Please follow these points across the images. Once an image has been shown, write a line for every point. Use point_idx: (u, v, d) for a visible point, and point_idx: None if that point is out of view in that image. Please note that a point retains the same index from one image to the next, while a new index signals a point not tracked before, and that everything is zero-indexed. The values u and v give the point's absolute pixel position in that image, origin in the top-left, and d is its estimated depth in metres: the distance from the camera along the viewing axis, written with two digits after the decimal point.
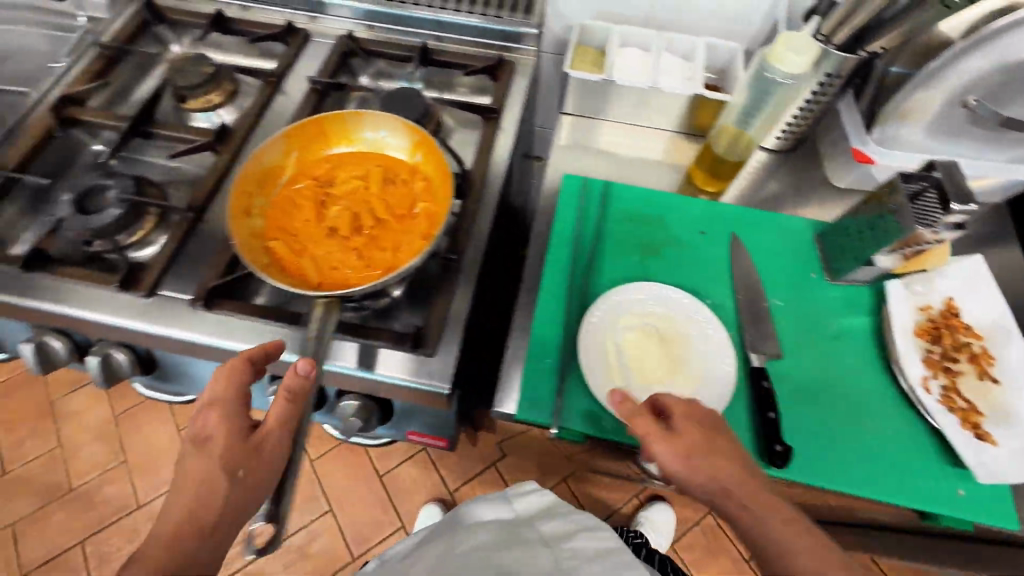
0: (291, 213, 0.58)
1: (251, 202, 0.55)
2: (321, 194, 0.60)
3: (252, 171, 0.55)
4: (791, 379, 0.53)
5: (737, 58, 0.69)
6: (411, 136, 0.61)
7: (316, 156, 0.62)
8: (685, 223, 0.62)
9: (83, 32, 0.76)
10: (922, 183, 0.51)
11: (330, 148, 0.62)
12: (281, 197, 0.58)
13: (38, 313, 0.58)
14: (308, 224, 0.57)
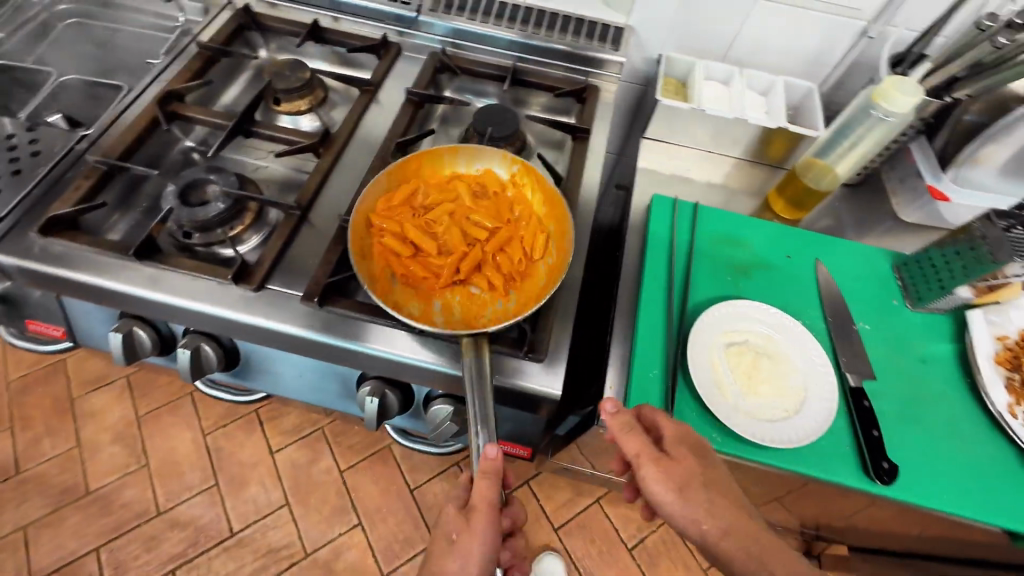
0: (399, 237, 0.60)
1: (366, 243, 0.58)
2: (424, 211, 0.62)
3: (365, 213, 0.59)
4: (886, 399, 0.55)
5: (813, 95, 0.74)
6: (511, 167, 0.65)
7: (411, 185, 0.64)
8: (772, 246, 0.65)
9: (180, 33, 0.78)
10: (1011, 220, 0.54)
11: (425, 179, 0.65)
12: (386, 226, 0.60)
13: (138, 301, 0.57)
14: (420, 241, 0.59)
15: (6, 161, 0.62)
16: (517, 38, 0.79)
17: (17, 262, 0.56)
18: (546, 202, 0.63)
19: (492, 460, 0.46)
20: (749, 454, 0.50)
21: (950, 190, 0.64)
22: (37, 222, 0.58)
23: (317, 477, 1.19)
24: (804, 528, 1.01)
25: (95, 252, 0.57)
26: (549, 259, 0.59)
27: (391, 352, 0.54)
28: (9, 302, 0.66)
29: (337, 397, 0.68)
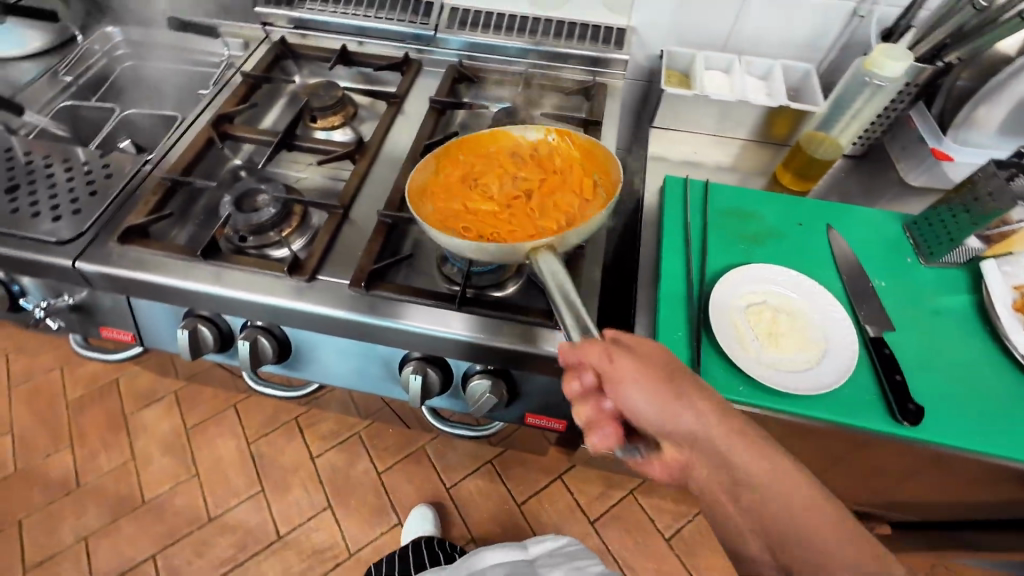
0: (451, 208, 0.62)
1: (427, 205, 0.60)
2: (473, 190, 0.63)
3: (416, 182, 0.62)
4: (907, 349, 0.57)
5: (811, 75, 0.78)
6: (541, 132, 0.67)
7: (453, 162, 0.66)
8: (782, 216, 0.68)
9: (226, 66, 0.87)
10: (1013, 169, 0.57)
11: (464, 159, 0.66)
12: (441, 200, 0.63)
13: (203, 297, 0.64)
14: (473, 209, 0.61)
15: (84, 183, 0.71)
16: (528, 46, 0.85)
17: (100, 269, 0.63)
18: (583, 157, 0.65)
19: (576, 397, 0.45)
20: (775, 404, 0.53)
21: (952, 150, 0.67)
22: (115, 233, 0.66)
23: (355, 479, 1.22)
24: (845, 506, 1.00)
25: (165, 257, 0.64)
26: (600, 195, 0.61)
27: (433, 327, 0.59)
28: (87, 310, 0.74)
29: (381, 382, 0.73)
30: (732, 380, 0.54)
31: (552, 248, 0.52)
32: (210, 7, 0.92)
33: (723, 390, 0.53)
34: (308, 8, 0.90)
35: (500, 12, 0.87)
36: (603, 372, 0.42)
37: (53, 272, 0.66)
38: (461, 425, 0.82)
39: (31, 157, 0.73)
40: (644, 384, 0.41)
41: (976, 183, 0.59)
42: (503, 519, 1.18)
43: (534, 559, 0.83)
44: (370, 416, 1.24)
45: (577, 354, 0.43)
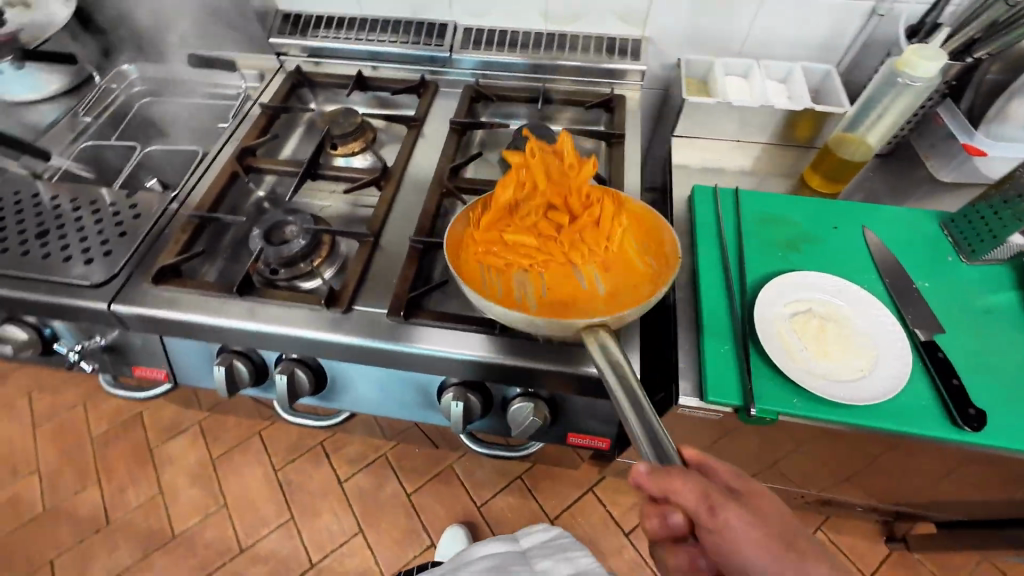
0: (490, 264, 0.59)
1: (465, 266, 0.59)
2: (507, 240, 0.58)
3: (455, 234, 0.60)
4: (960, 351, 0.56)
5: (833, 75, 0.77)
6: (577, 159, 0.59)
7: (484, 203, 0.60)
8: (816, 220, 0.68)
9: (244, 98, 0.88)
10: None
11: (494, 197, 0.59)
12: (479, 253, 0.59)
13: (240, 334, 0.63)
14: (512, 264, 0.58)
15: (112, 225, 0.71)
16: (545, 61, 0.84)
17: (135, 311, 0.63)
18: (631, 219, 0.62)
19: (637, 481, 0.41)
20: (832, 416, 0.52)
21: (987, 146, 0.66)
22: (148, 273, 0.66)
23: (385, 502, 1.21)
24: (888, 507, 0.98)
25: (200, 295, 0.64)
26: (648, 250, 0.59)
27: (475, 352, 0.59)
28: (119, 350, 0.74)
29: (418, 408, 0.72)
30: (785, 393, 0.53)
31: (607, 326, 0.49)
32: (224, 40, 0.92)
33: (777, 403, 0.52)
34: (320, 35, 0.90)
35: (514, 29, 0.87)
36: (700, 521, 0.38)
37: (87, 316, 0.66)
38: (496, 445, 0.80)
39: (58, 201, 0.73)
40: (750, 540, 0.37)
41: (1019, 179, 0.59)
42: None
43: (525, 550, 0.72)
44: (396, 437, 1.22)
45: (660, 489, 0.38)
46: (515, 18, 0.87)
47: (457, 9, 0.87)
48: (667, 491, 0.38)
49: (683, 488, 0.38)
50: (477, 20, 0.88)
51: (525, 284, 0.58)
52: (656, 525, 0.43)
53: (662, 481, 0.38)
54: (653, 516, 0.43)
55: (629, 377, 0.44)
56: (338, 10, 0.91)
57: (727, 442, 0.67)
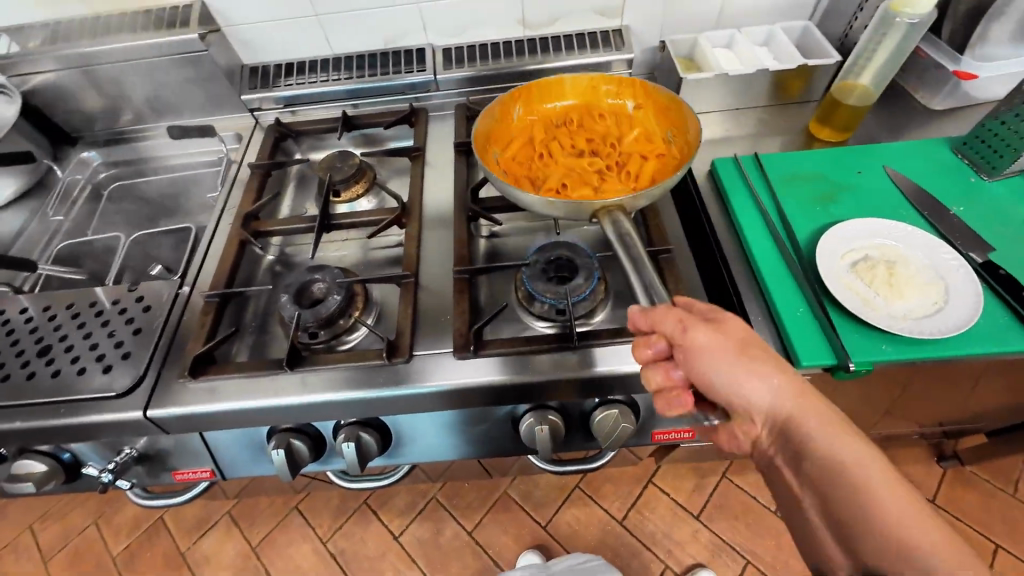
0: (527, 168, 0.66)
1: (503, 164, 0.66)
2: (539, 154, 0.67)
3: (484, 129, 0.66)
4: (1018, 263, 0.59)
5: (812, 31, 0.81)
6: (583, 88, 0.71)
7: (512, 126, 0.70)
8: (840, 169, 0.69)
9: (229, 163, 0.83)
10: None
11: (517, 121, 0.70)
12: (511, 163, 0.67)
13: (298, 408, 0.59)
14: (546, 167, 0.66)
15: (122, 325, 0.64)
16: (532, 66, 0.83)
17: (176, 412, 0.58)
18: (659, 108, 0.67)
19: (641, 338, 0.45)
20: (925, 352, 0.52)
21: (975, 68, 0.71)
22: (181, 368, 0.60)
23: (447, 547, 1.15)
24: (939, 429, 1.01)
25: (244, 377, 0.59)
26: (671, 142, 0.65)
27: (554, 371, 0.57)
28: (154, 458, 0.67)
29: (491, 442, 0.69)
30: (874, 342, 0.53)
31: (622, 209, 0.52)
32: (191, 107, 0.87)
33: (871, 353, 0.52)
34: (292, 84, 0.85)
35: (493, 42, 0.86)
36: (675, 339, 0.43)
37: (119, 429, 0.59)
38: (574, 460, 0.75)
39: (51, 311, 0.66)
40: None
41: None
42: (609, 542, 1.13)
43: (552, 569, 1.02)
44: (443, 477, 1.17)
45: (649, 319, 0.44)
46: (491, 30, 0.86)
47: (431, 32, 0.85)
48: (653, 320, 0.44)
49: (663, 315, 0.43)
50: (453, 39, 0.87)
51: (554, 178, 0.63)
52: (642, 355, 0.46)
53: (650, 314, 0.44)
54: (638, 346, 0.46)
55: (632, 240, 0.49)
56: (305, 55, 0.88)
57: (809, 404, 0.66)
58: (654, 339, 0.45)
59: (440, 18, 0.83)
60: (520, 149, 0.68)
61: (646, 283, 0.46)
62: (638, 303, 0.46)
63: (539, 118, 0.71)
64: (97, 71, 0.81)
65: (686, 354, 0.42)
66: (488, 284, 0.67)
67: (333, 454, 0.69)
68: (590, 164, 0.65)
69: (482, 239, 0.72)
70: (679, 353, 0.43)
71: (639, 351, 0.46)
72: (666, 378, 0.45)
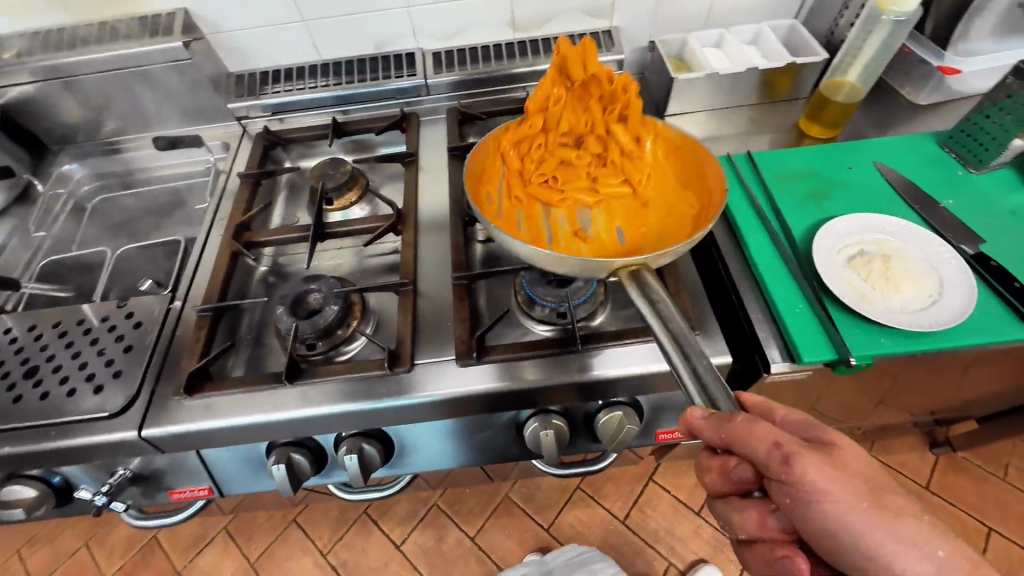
0: (525, 198, 0.62)
1: (501, 198, 0.63)
2: (539, 181, 0.62)
3: (474, 166, 0.61)
4: (1008, 254, 0.60)
5: (798, 29, 0.82)
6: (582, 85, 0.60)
7: (504, 143, 0.63)
8: (832, 166, 0.70)
9: (217, 173, 0.81)
10: None
11: (509, 138, 0.62)
12: (509, 194, 0.63)
13: (298, 422, 0.58)
14: (547, 198, 0.62)
15: (112, 342, 0.63)
16: (523, 69, 0.83)
17: (173, 430, 0.56)
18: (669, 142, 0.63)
19: (699, 432, 0.38)
20: (923, 345, 0.53)
21: (958, 64, 0.72)
22: (176, 385, 0.58)
23: (450, 554, 1.14)
24: (931, 417, 1.03)
25: (242, 392, 0.58)
26: (685, 183, 0.61)
27: (558, 375, 0.57)
28: (149, 477, 0.65)
29: (495, 448, 0.68)
30: (873, 336, 0.54)
31: (646, 266, 0.47)
32: (176, 116, 0.85)
33: (871, 347, 0.53)
34: (279, 91, 0.84)
35: (482, 45, 0.86)
36: (769, 472, 0.36)
37: (113, 450, 0.58)
38: (577, 463, 0.75)
39: (37, 331, 0.64)
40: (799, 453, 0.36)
41: (1010, 84, 0.64)
42: (613, 542, 1.13)
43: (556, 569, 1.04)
44: (443, 483, 1.16)
45: (728, 440, 0.36)
46: (480, 33, 0.85)
47: (421, 36, 0.84)
48: (733, 438, 0.36)
49: (754, 436, 0.35)
50: (442, 43, 0.86)
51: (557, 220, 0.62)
52: (718, 480, 0.40)
53: (724, 429, 0.36)
54: (714, 470, 0.40)
55: (671, 313, 0.42)
56: (292, 61, 0.86)
57: (808, 398, 0.67)
58: (731, 462, 0.38)
59: (429, 23, 0.82)
60: (517, 174, 0.63)
61: (696, 373, 0.39)
62: (698, 404, 0.38)
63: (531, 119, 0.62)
64: (76, 82, 0.79)
65: (783, 488, 0.36)
66: (487, 290, 0.67)
67: (334, 466, 0.68)
68: (594, 196, 0.61)
69: (479, 243, 0.71)
70: (775, 489, 0.36)
71: (714, 476, 0.39)
72: (760, 523, 0.38)
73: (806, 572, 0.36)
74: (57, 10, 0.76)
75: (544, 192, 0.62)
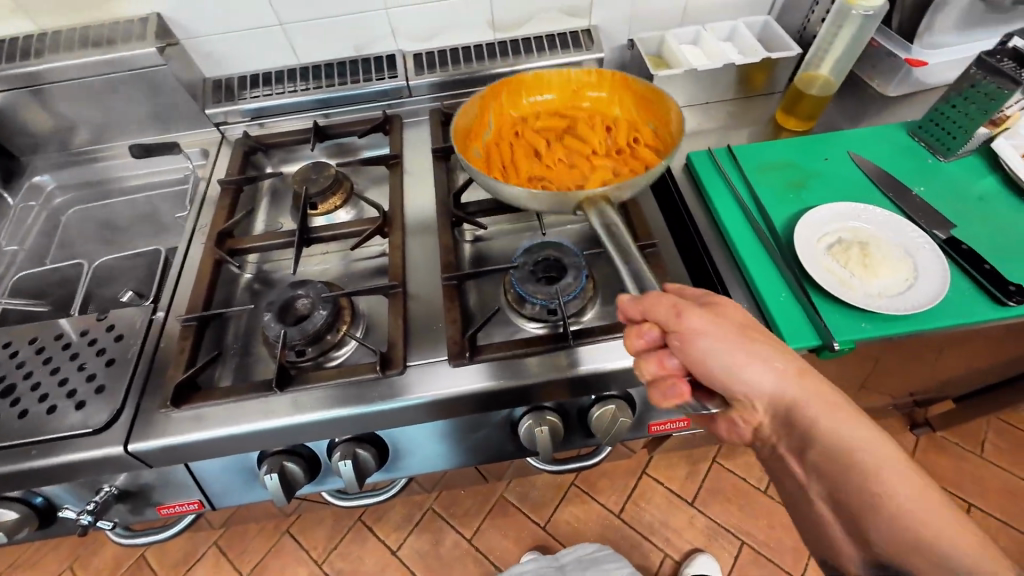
0: (511, 162, 0.67)
1: (487, 162, 0.67)
2: (524, 149, 0.68)
3: (461, 123, 0.66)
4: (977, 238, 0.63)
5: (772, 25, 0.84)
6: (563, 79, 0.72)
7: (495, 122, 0.71)
8: (809, 156, 0.72)
9: (196, 180, 0.80)
10: (1001, 55, 0.65)
11: (498, 115, 0.71)
12: (493, 158, 0.68)
13: (291, 430, 0.57)
14: (532, 161, 0.67)
15: (93, 356, 0.61)
16: (504, 69, 0.83)
17: (160, 444, 0.55)
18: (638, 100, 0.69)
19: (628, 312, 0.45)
20: (901, 327, 0.55)
21: (924, 56, 0.75)
22: (161, 398, 0.57)
23: (448, 557, 1.14)
24: (911, 399, 1.06)
25: (231, 402, 0.57)
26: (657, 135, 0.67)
27: (550, 371, 0.57)
28: (137, 493, 0.63)
29: (490, 447, 0.69)
30: (854, 321, 0.56)
31: (606, 199, 0.53)
32: (151, 124, 0.83)
33: (852, 331, 0.55)
34: (258, 96, 0.83)
35: (463, 46, 0.86)
36: (669, 327, 0.42)
37: (98, 467, 0.56)
38: (572, 458, 0.76)
39: (11, 348, 0.62)
40: None
41: (973, 75, 0.67)
42: (609, 536, 1.14)
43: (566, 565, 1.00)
44: (439, 486, 1.15)
45: (642, 308, 0.43)
46: (460, 34, 0.85)
47: (401, 38, 0.84)
48: (647, 309, 0.43)
49: (657, 303, 0.42)
50: (423, 44, 0.86)
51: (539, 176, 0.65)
52: (635, 344, 0.44)
53: (642, 302, 0.43)
54: (631, 335, 0.44)
55: (619, 229, 0.49)
56: (270, 65, 0.85)
57: None
58: (643, 326, 0.44)
59: (409, 25, 0.82)
60: (503, 145, 0.69)
61: (635, 273, 0.46)
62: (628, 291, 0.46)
63: (520, 113, 0.73)
64: (45, 90, 0.76)
65: (681, 340, 0.42)
66: (477, 289, 0.67)
67: (328, 473, 0.67)
68: (576, 158, 0.67)
69: (467, 243, 0.71)
70: (674, 340, 0.42)
71: (630, 341, 0.44)
72: (660, 366, 0.43)
73: (687, 395, 0.42)
74: (22, 16, 0.74)
75: (528, 156, 0.67)
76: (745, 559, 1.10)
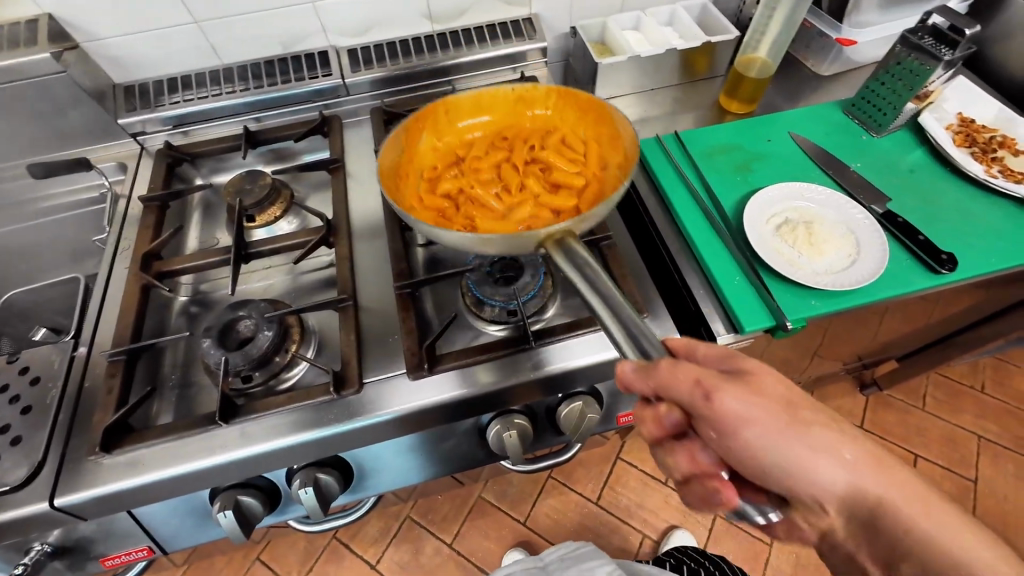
0: (455, 207, 0.58)
1: (426, 206, 0.57)
2: (459, 189, 0.60)
3: (386, 165, 0.56)
4: (911, 210, 0.66)
5: (709, 8, 0.84)
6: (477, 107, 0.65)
7: (416, 163, 0.61)
8: (753, 138, 0.73)
9: (114, 198, 0.73)
10: (923, 34, 0.68)
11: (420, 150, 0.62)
12: (430, 204, 0.58)
13: (244, 463, 0.53)
14: (474, 199, 0.59)
15: (6, 405, 0.55)
16: (445, 63, 0.80)
17: (94, 495, 0.50)
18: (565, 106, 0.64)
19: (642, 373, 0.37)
20: (847, 302, 0.57)
21: (854, 35, 0.77)
22: (91, 443, 0.52)
23: (429, 565, 1.12)
24: (859, 363, 1.13)
25: (172, 440, 0.52)
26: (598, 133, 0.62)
27: (514, 375, 0.56)
28: (75, 548, 0.58)
29: (461, 456, 0.67)
30: (804, 299, 0.57)
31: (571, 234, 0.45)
32: (53, 138, 0.74)
33: (804, 310, 0.56)
34: (179, 102, 0.76)
35: (399, 40, 0.82)
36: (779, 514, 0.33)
37: (23, 527, 0.50)
38: (543, 457, 0.75)
39: None
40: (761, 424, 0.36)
41: (898, 52, 0.69)
42: (589, 524, 1.15)
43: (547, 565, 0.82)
44: (414, 496, 1.12)
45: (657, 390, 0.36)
46: (396, 27, 0.81)
47: (332, 33, 0.79)
48: (661, 385, 0.36)
49: (677, 378, 0.35)
50: (357, 40, 0.81)
51: (496, 214, 0.57)
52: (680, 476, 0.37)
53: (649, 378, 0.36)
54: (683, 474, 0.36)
55: (603, 282, 0.40)
56: (191, 68, 0.78)
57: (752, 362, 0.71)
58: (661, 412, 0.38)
59: (339, 18, 0.77)
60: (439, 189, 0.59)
61: (631, 332, 0.38)
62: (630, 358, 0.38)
63: (445, 144, 0.64)
64: None
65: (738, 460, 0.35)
66: (434, 295, 0.64)
67: (290, 500, 0.64)
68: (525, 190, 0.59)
69: (419, 247, 0.68)
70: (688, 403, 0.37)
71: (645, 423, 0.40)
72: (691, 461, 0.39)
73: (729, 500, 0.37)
74: None
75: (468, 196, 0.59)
76: (718, 530, 1.15)
